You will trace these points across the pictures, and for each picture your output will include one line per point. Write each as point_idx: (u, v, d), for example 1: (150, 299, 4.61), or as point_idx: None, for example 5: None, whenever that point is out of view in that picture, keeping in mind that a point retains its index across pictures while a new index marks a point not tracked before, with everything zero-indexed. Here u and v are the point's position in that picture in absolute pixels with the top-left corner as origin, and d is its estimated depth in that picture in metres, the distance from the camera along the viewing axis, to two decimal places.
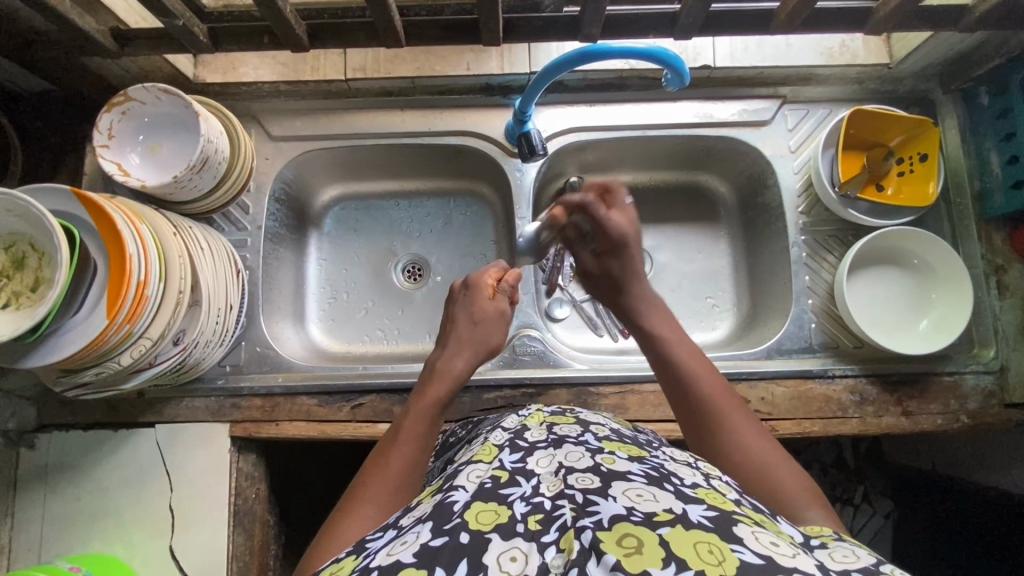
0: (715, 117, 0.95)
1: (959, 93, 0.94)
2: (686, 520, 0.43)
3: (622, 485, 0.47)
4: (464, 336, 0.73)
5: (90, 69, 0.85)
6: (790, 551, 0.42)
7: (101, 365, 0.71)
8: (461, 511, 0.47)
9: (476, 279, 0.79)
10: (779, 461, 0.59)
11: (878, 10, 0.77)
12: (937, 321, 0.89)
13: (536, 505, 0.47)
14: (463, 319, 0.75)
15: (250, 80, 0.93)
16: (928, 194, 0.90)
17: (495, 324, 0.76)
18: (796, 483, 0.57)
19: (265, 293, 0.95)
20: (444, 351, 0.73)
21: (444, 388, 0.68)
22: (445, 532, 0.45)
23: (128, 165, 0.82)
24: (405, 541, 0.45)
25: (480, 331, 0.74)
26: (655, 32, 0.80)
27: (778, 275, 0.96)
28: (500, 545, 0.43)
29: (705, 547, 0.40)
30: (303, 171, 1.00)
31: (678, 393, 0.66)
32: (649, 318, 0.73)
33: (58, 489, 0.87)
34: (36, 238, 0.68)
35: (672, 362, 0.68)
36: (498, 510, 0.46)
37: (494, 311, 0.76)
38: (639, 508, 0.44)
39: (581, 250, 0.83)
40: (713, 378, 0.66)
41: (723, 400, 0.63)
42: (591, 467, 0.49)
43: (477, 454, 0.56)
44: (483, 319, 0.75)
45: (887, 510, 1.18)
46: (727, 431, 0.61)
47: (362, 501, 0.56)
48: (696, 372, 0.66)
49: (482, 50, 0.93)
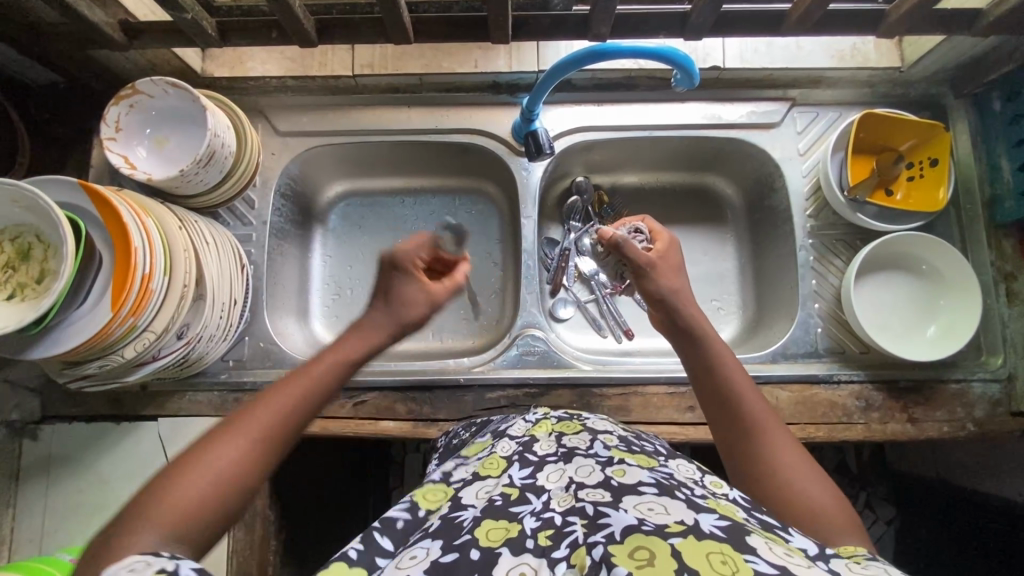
0: (723, 118, 0.94)
1: (970, 98, 0.94)
2: (698, 530, 0.42)
3: (634, 499, 0.46)
4: (400, 322, 0.66)
5: (97, 61, 0.85)
6: (804, 562, 0.41)
7: (104, 358, 0.70)
8: (471, 528, 0.47)
9: (403, 256, 0.67)
10: (815, 482, 0.58)
11: (891, 13, 0.76)
12: (945, 327, 0.88)
13: (547, 520, 0.46)
14: (394, 310, 0.66)
15: (257, 75, 0.93)
16: (938, 199, 0.89)
17: (425, 310, 0.67)
18: (834, 507, 0.56)
19: (269, 290, 0.95)
20: (362, 320, 0.66)
21: (350, 354, 0.64)
22: (455, 548, 0.45)
23: (135, 159, 0.82)
24: (415, 555, 0.45)
25: (402, 313, 0.66)
26: (664, 32, 0.79)
27: (786, 278, 0.95)
28: (510, 560, 0.43)
29: (718, 557, 0.39)
30: (309, 168, 1.00)
31: (715, 404, 0.65)
32: (692, 319, 0.69)
33: (61, 480, 0.87)
34: (42, 231, 0.69)
35: (712, 371, 0.66)
36: (508, 528, 0.47)
37: (428, 294, 0.67)
38: (650, 519, 0.43)
39: (631, 247, 0.73)
40: (753, 399, 0.64)
41: (763, 422, 0.62)
42: (602, 482, 0.49)
43: (483, 468, 0.57)
44: (412, 307, 0.66)
45: (888, 517, 1.18)
46: (764, 447, 0.61)
47: (221, 454, 0.53)
48: (735, 385, 0.65)
49: (491, 47, 0.93)
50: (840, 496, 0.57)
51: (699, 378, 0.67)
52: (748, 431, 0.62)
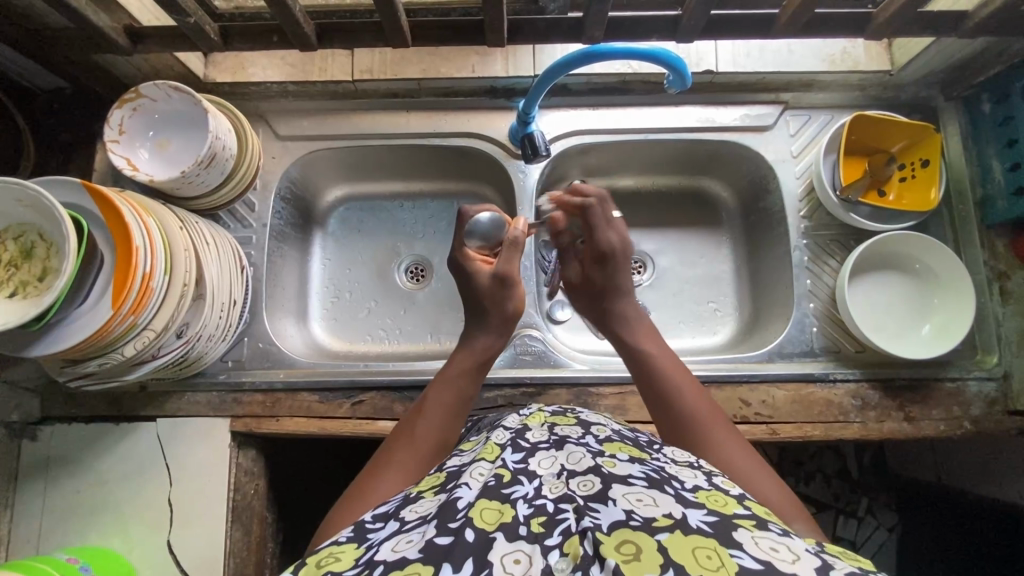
0: (717, 122, 0.96)
1: (960, 100, 0.95)
2: (685, 525, 0.44)
3: (623, 488, 0.48)
4: (488, 320, 0.73)
5: (103, 66, 0.87)
6: (789, 556, 0.41)
7: (105, 356, 0.71)
8: (465, 509, 0.47)
9: (466, 259, 0.75)
10: (766, 473, 0.59)
11: (879, 15, 0.77)
12: (939, 327, 0.89)
13: (538, 507, 0.47)
14: (473, 302, 0.74)
15: (259, 80, 0.95)
16: (931, 199, 0.90)
17: (495, 288, 0.73)
18: (786, 497, 0.58)
19: (269, 291, 0.96)
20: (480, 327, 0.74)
21: (472, 363, 0.72)
22: (450, 530, 0.45)
23: (138, 160, 0.83)
24: (410, 539, 0.46)
25: (501, 298, 0.73)
26: (657, 35, 0.81)
27: (780, 278, 0.96)
28: (505, 544, 0.44)
29: (704, 552, 0.41)
30: (309, 171, 1.01)
31: (663, 404, 0.67)
32: (636, 334, 0.73)
33: (59, 481, 0.87)
34: (44, 228, 0.70)
35: (661, 377, 0.68)
36: (502, 509, 0.47)
37: (492, 278, 0.73)
38: (638, 512, 0.45)
39: (570, 260, 0.81)
40: (701, 398, 0.67)
41: (712, 417, 0.65)
42: (592, 468, 0.50)
43: (479, 454, 0.56)
44: (487, 295, 0.73)
45: (891, 523, 1.17)
46: (715, 439, 0.62)
47: (391, 476, 0.61)
48: (681, 385, 0.67)
49: (488, 53, 0.95)
50: (787, 491, 0.59)
51: (646, 381, 0.69)
52: (702, 424, 0.64)
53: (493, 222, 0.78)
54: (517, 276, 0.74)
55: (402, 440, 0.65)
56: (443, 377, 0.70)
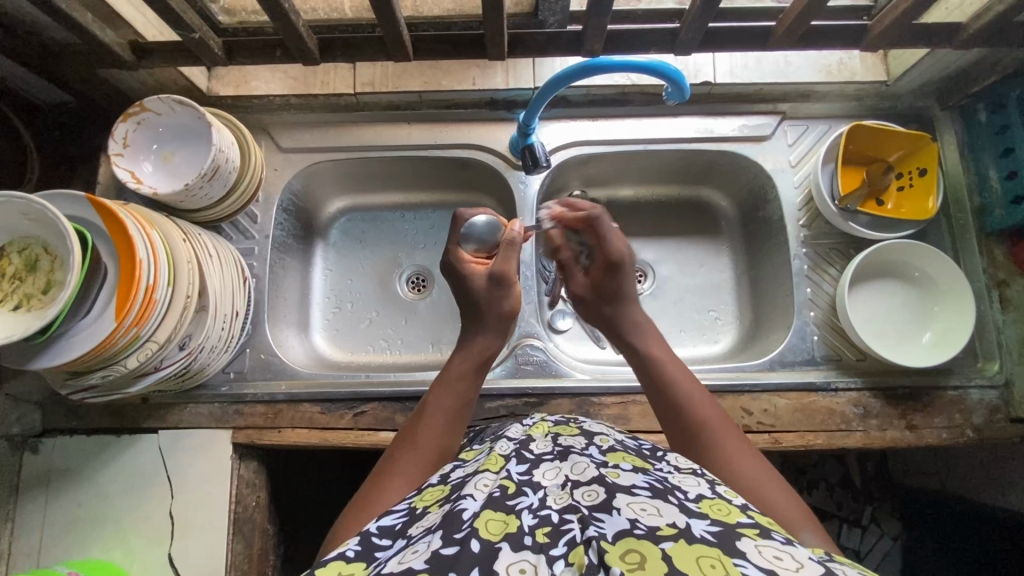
0: (715, 132, 0.97)
1: (956, 110, 0.96)
2: (689, 534, 0.44)
3: (627, 498, 0.48)
4: (486, 321, 0.74)
5: (107, 80, 0.88)
6: (794, 564, 0.41)
7: (108, 368, 0.71)
8: (470, 520, 0.47)
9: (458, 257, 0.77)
10: (774, 485, 0.59)
11: (874, 27, 0.78)
12: (940, 334, 0.89)
13: (544, 517, 0.47)
14: (469, 304, 0.76)
15: (262, 93, 0.96)
16: (928, 208, 0.91)
17: (492, 287, 0.74)
18: (794, 508, 0.57)
19: (270, 302, 0.96)
20: (478, 329, 0.74)
21: (472, 365, 0.72)
22: (455, 540, 0.45)
23: (142, 173, 0.84)
24: (416, 550, 0.45)
25: (496, 297, 0.74)
26: (655, 48, 0.82)
27: (780, 286, 0.96)
28: (510, 554, 0.43)
29: (708, 561, 0.41)
30: (311, 183, 1.02)
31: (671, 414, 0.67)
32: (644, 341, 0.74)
33: (60, 494, 0.87)
34: (50, 241, 0.70)
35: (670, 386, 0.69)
36: (507, 520, 0.47)
37: (488, 279, 0.75)
38: (642, 521, 0.45)
39: (574, 273, 0.84)
40: (710, 408, 0.66)
41: (720, 426, 0.64)
42: (596, 479, 0.50)
43: (483, 465, 0.56)
44: (484, 295, 0.75)
45: (896, 532, 1.16)
46: (723, 449, 0.62)
47: (397, 482, 0.61)
48: (688, 395, 0.67)
49: (489, 66, 0.96)
50: (797, 501, 0.58)
51: (655, 391, 0.70)
52: (709, 434, 0.64)
53: (489, 225, 0.81)
54: (513, 276, 0.75)
55: (405, 445, 0.65)
56: (443, 381, 0.70)
